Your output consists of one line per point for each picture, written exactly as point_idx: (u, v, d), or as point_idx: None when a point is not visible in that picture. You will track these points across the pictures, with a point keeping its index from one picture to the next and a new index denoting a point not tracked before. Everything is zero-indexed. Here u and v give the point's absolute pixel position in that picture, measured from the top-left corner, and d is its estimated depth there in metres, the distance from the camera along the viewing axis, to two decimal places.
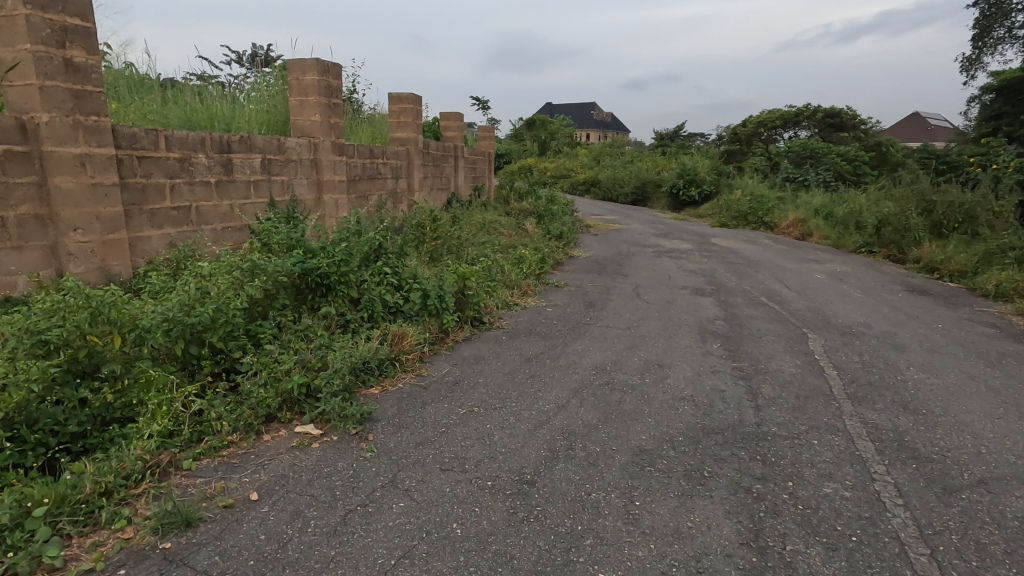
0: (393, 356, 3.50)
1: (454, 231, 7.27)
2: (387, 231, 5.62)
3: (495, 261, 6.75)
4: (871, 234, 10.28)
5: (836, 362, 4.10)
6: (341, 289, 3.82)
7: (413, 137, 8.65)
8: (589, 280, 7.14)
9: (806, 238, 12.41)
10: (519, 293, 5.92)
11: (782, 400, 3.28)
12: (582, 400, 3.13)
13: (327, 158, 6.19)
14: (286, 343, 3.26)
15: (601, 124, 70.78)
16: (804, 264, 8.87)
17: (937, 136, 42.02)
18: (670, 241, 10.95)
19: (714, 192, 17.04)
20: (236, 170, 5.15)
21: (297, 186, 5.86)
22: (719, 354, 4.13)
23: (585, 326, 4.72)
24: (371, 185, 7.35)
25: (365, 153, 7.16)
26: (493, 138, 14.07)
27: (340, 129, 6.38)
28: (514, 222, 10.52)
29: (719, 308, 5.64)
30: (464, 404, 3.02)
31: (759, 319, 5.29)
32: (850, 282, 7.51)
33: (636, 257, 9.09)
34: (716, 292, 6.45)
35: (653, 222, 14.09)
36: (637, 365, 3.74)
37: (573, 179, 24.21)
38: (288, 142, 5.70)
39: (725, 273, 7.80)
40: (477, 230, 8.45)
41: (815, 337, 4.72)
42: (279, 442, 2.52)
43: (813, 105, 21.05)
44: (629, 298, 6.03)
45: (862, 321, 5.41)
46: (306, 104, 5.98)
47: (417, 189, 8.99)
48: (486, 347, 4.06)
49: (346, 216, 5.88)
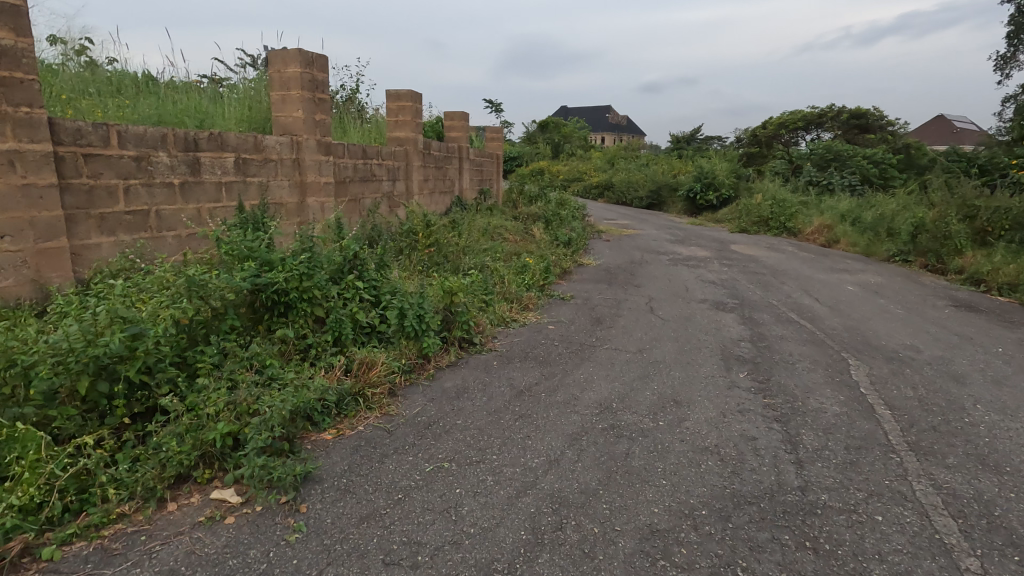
0: (356, 391, 2.94)
1: (452, 238, 6.71)
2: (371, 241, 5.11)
3: (494, 270, 6.18)
4: (906, 242, 9.52)
5: (888, 398, 3.46)
6: (302, 307, 3.28)
7: (412, 137, 8.13)
8: (598, 292, 6.55)
9: (832, 245, 11.65)
10: (519, 307, 5.33)
11: (830, 453, 2.66)
12: (580, 452, 2.54)
13: (311, 158, 5.69)
14: (226, 375, 2.73)
15: (616, 127, 70.10)
16: (834, 274, 8.16)
17: (964, 138, 40.64)
18: (687, 248, 10.30)
19: (733, 196, 16.32)
20: (204, 171, 4.65)
21: (276, 188, 5.38)
22: (746, 386, 3.52)
23: (590, 349, 4.14)
24: (364, 188, 6.86)
25: (356, 153, 6.65)
26: (501, 140, 13.53)
27: (327, 127, 5.87)
28: (521, 227, 9.96)
29: (743, 327, 5.01)
30: (432, 456, 2.44)
31: (790, 340, 4.65)
32: (888, 296, 6.81)
33: (650, 266, 8.47)
34: (739, 307, 5.81)
35: (668, 228, 13.41)
36: (649, 402, 3.14)
37: (586, 183, 23.57)
38: (265, 140, 5.21)
39: (748, 284, 7.15)
40: (478, 236, 7.89)
41: (858, 365, 4.07)
42: (186, 514, 1.97)
43: (837, 106, 20.20)
44: (642, 313, 5.41)
45: (910, 344, 4.73)
46: (288, 99, 5.49)
47: (416, 192, 8.47)
48: (472, 375, 3.48)
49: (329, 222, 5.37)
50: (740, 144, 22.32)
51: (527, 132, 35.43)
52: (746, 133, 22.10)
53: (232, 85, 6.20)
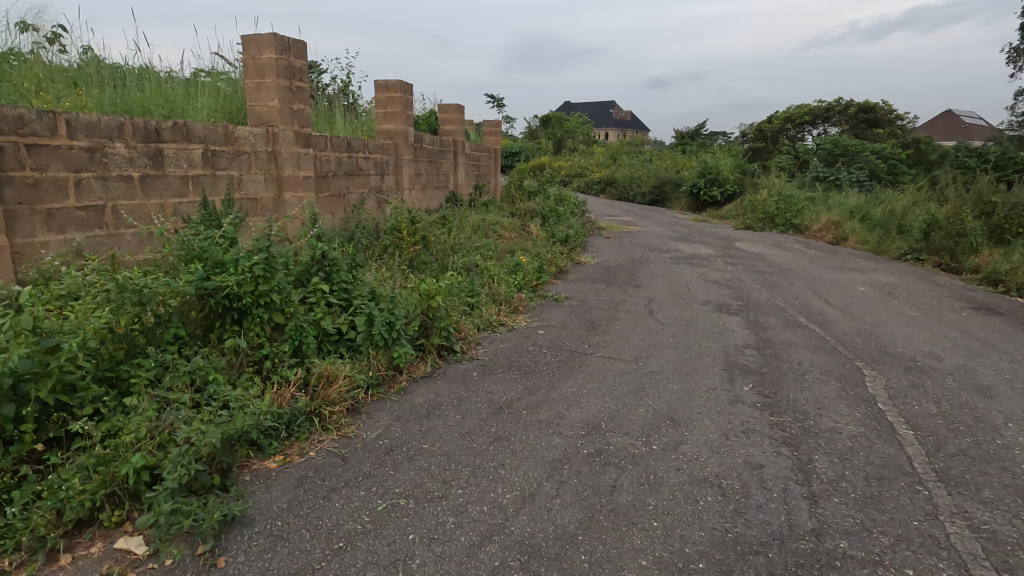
0: (312, 410, 2.62)
1: (440, 236, 6.38)
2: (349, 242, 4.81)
3: (484, 270, 5.85)
4: (918, 240, 9.12)
5: (909, 416, 3.11)
6: (258, 313, 2.95)
7: (403, 129, 7.79)
8: (595, 292, 6.21)
9: (840, 243, 11.25)
10: (507, 310, 5.00)
11: (848, 484, 2.32)
12: (559, 485, 2.21)
13: (288, 150, 5.37)
14: (161, 394, 2.41)
15: (619, 123, 69.60)
16: (843, 274, 7.79)
17: (973, 134, 39.94)
18: (689, 246, 9.93)
19: (737, 192, 15.94)
20: (166, 163, 4.33)
21: (250, 182, 5.05)
22: (751, 401, 3.17)
23: (581, 358, 3.80)
24: (349, 183, 6.54)
25: (340, 146, 6.33)
26: (500, 134, 13.18)
27: (306, 118, 5.54)
28: (517, 223, 9.62)
29: (748, 332, 4.66)
30: (387, 490, 2.11)
31: (799, 347, 4.30)
32: (901, 297, 6.44)
33: (651, 264, 8.12)
34: (744, 310, 5.46)
35: (671, 224, 13.03)
36: (642, 422, 2.80)
37: (588, 178, 23.16)
38: (237, 130, 4.88)
39: (753, 284, 6.79)
40: (471, 233, 7.55)
41: (874, 376, 3.72)
42: (80, 570, 1.67)
43: (845, 100, 19.73)
44: (639, 317, 5.07)
45: (930, 351, 4.36)
46: (263, 87, 5.15)
47: (407, 187, 8.13)
48: (446, 389, 3.16)
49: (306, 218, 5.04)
50: (745, 139, 21.87)
51: (529, 127, 34.99)
52: (751, 128, 21.65)
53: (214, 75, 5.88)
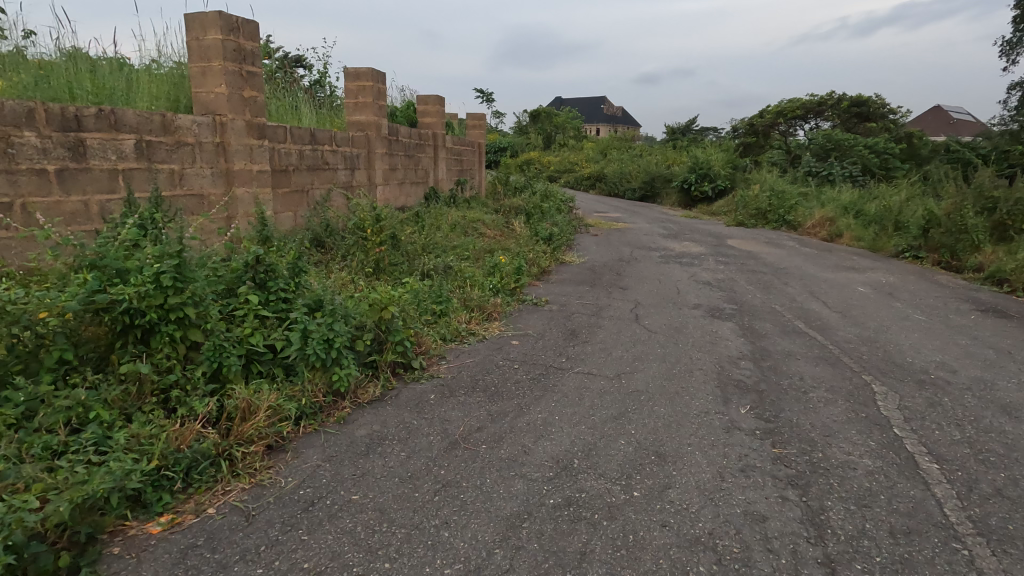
0: (220, 451, 2.16)
1: (410, 237, 5.92)
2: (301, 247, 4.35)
3: (456, 273, 5.39)
4: (917, 237, 8.77)
5: (932, 445, 2.69)
6: (166, 332, 2.48)
7: (374, 121, 7.30)
8: (578, 295, 5.78)
9: (835, 240, 10.88)
10: (480, 316, 4.54)
11: (870, 543, 1.90)
12: (515, 553, 1.77)
13: (239, 142, 4.86)
14: (24, 437, 1.96)
15: (610, 118, 69.17)
16: (840, 273, 7.40)
17: (962, 129, 39.90)
18: (679, 243, 9.51)
19: (729, 187, 15.55)
20: (90, 155, 3.83)
21: (194, 177, 4.56)
22: (749, 428, 2.74)
23: (556, 375, 3.36)
24: (313, 178, 6.05)
25: (302, 138, 5.84)
26: (484, 127, 12.71)
27: (259, 105, 5.02)
28: (500, 221, 9.16)
29: (743, 341, 4.24)
30: (294, 566, 1.67)
31: (800, 358, 3.89)
32: (903, 299, 6.06)
33: (639, 263, 7.70)
34: (738, 314, 5.04)
35: (661, 221, 12.59)
36: (622, 460, 2.36)
37: (577, 174, 22.67)
38: (177, 118, 4.37)
39: (747, 285, 6.39)
40: (447, 232, 7.08)
41: (885, 393, 3.31)
42: None
43: (837, 94, 19.39)
44: (625, 324, 4.64)
45: (943, 362, 3.96)
46: (208, 71, 4.64)
47: (380, 182, 7.63)
48: (393, 417, 2.71)
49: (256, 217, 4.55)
50: (736, 134, 21.46)
51: (517, 122, 34.43)
52: (742, 122, 21.24)
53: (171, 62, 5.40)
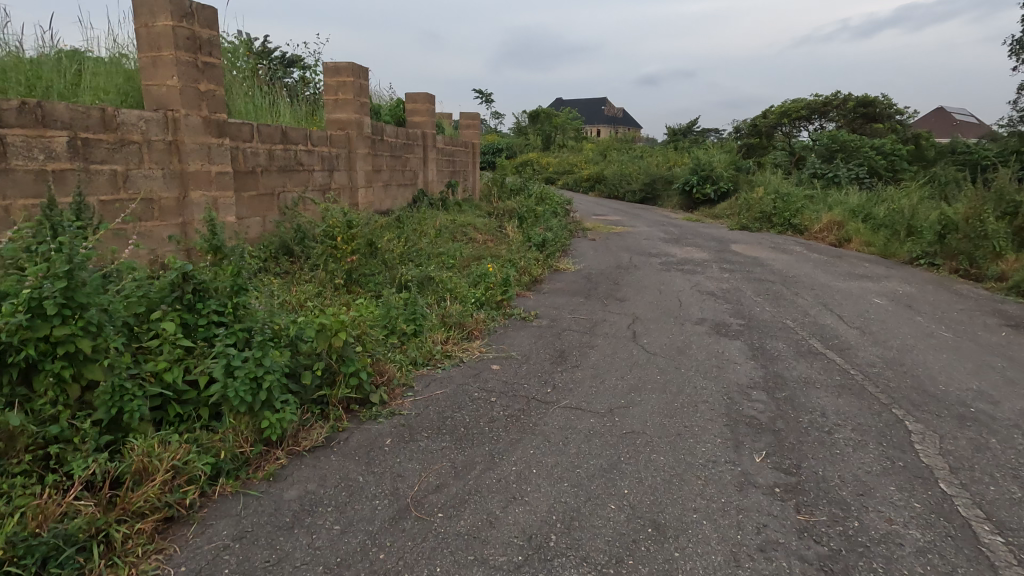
0: (93, 532, 1.70)
1: (388, 244, 5.46)
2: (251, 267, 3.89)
3: (437, 284, 4.93)
4: (932, 242, 8.30)
5: (988, 507, 2.22)
6: (52, 372, 2.01)
7: (355, 119, 6.82)
8: (571, 307, 5.32)
9: (844, 245, 10.41)
10: (458, 334, 4.07)
11: None
12: None
13: (193, 140, 4.38)
14: None
15: (611, 120, 68.75)
16: (853, 282, 6.93)
17: (967, 130, 39.37)
18: (681, 249, 9.03)
19: (732, 189, 15.08)
20: (11, 155, 3.38)
21: (141, 179, 4.10)
22: (766, 485, 2.28)
23: (540, 411, 2.90)
24: (284, 180, 5.58)
25: (271, 136, 5.37)
26: (478, 127, 12.29)
27: (219, 100, 4.55)
28: (492, 225, 8.71)
29: (753, 365, 3.77)
30: None
31: (819, 387, 3.41)
32: (924, 312, 5.59)
33: (638, 270, 7.24)
34: (747, 332, 4.57)
35: (662, 224, 12.13)
36: (611, 536, 1.90)
37: (576, 175, 22.20)
38: (119, 114, 3.91)
39: (754, 296, 5.92)
40: (432, 238, 6.62)
41: (923, 433, 2.84)
42: None
43: (843, 94, 18.92)
44: (620, 343, 4.17)
45: (982, 391, 3.48)
46: (159, 62, 4.18)
47: (363, 183, 7.16)
48: (335, 470, 2.24)
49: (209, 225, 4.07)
50: (738, 135, 20.97)
51: (517, 123, 33.98)
52: (744, 123, 20.74)
53: (131, 52, 4.94)
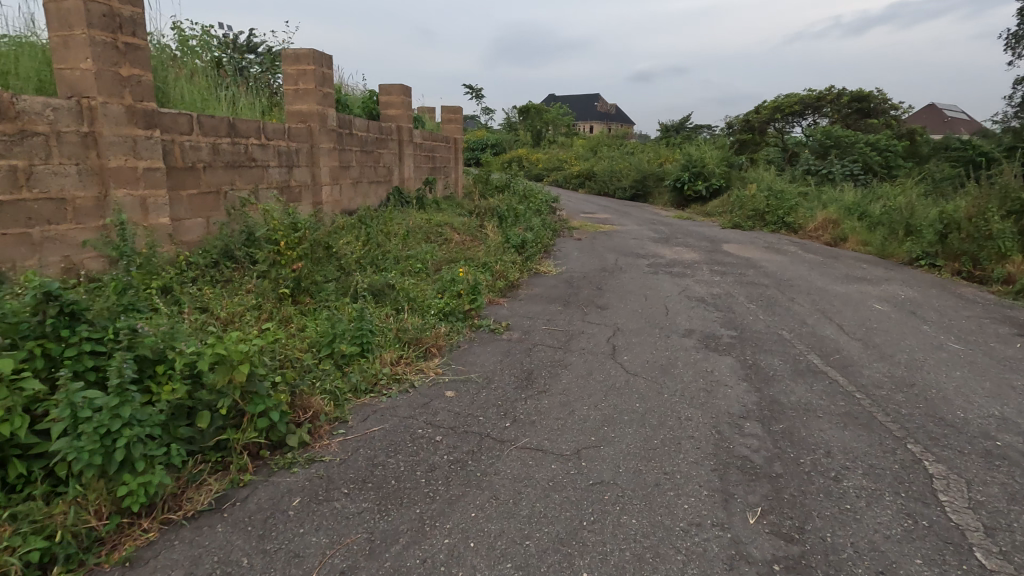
0: None
1: (345, 249, 4.98)
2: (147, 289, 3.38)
3: (397, 292, 4.45)
4: (933, 242, 7.89)
5: None
6: None
7: (317, 111, 6.27)
8: (547, 317, 4.84)
9: (839, 244, 10.00)
10: (413, 352, 3.59)
11: None
12: None
13: (113, 131, 3.84)
14: None
15: (603, 115, 68.27)
16: (852, 286, 6.50)
17: (959, 126, 39.18)
18: (670, 249, 8.58)
19: (724, 186, 14.68)
20: None
21: (48, 176, 3.58)
22: (763, 560, 1.82)
23: (492, 454, 2.42)
24: (231, 177, 5.07)
25: (216, 128, 4.85)
26: (460, 122, 11.77)
27: (146, 87, 4.02)
28: (471, 224, 8.22)
29: (746, 389, 3.31)
30: None
31: (822, 416, 2.96)
32: (930, 320, 5.16)
33: (623, 273, 6.79)
34: (739, 346, 4.11)
35: (652, 223, 11.67)
36: None
37: (566, 171, 21.73)
38: (17, 101, 3.41)
39: (747, 302, 5.48)
40: (401, 240, 6.13)
41: (948, 479, 2.39)
42: None
43: (837, 88, 18.53)
44: (597, 360, 3.70)
45: (1007, 420, 3.03)
46: (70, 42, 3.65)
47: (328, 181, 6.66)
48: (215, 549, 1.76)
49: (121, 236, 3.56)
50: (730, 131, 20.54)
51: (507, 118, 33.44)
52: (737, 119, 20.34)
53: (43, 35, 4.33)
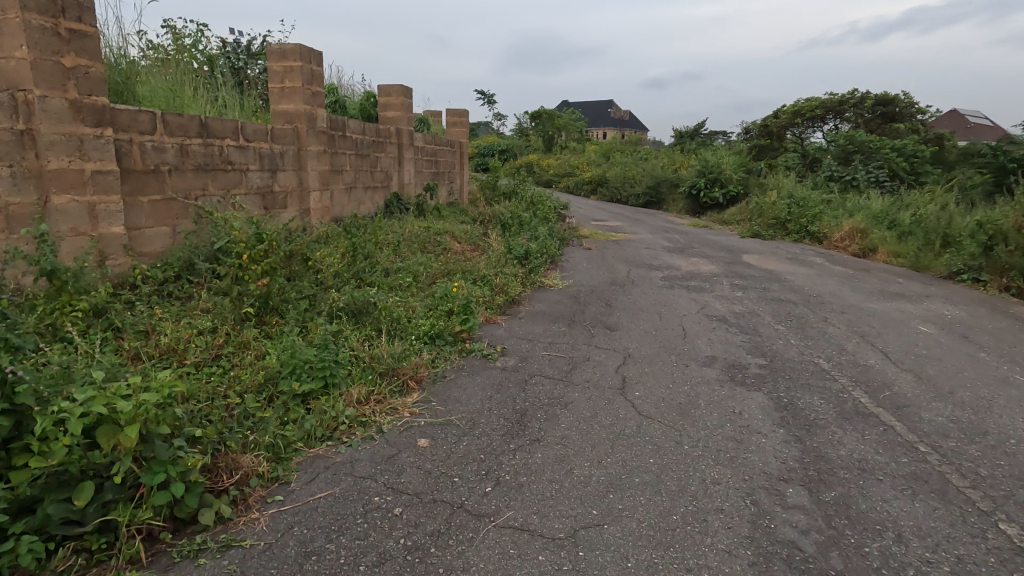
0: None
1: (325, 262, 4.48)
2: (75, 314, 2.91)
3: (377, 312, 3.92)
4: (976, 255, 7.21)
5: None
6: None
7: (305, 111, 5.81)
8: (548, 339, 4.29)
9: (868, 255, 9.33)
10: (388, 387, 3.07)
11: None
12: None
13: (55, 130, 3.37)
14: None
15: (617, 122, 67.72)
16: (890, 303, 5.86)
17: (985, 133, 37.98)
18: (687, 261, 7.98)
19: (741, 193, 14.04)
20: None
21: None
22: None
23: (465, 539, 1.88)
24: (202, 181, 4.60)
25: (184, 127, 4.39)
26: (466, 125, 11.30)
27: (95, 80, 3.55)
28: (473, 233, 7.71)
29: (784, 438, 2.73)
30: None
31: (882, 480, 2.38)
32: (987, 345, 4.53)
33: (636, 287, 6.22)
34: (771, 379, 3.52)
35: (666, 231, 11.08)
36: None
37: (578, 178, 21.19)
38: None
39: (775, 323, 4.88)
40: (391, 251, 5.63)
41: None
42: None
43: (860, 92, 17.77)
44: (603, 398, 3.14)
45: None
46: (4, 27, 3.20)
47: (317, 186, 6.19)
48: None
49: (52, 251, 3.07)
50: (748, 137, 19.87)
51: (519, 124, 33.01)
52: (755, 124, 19.68)
53: None
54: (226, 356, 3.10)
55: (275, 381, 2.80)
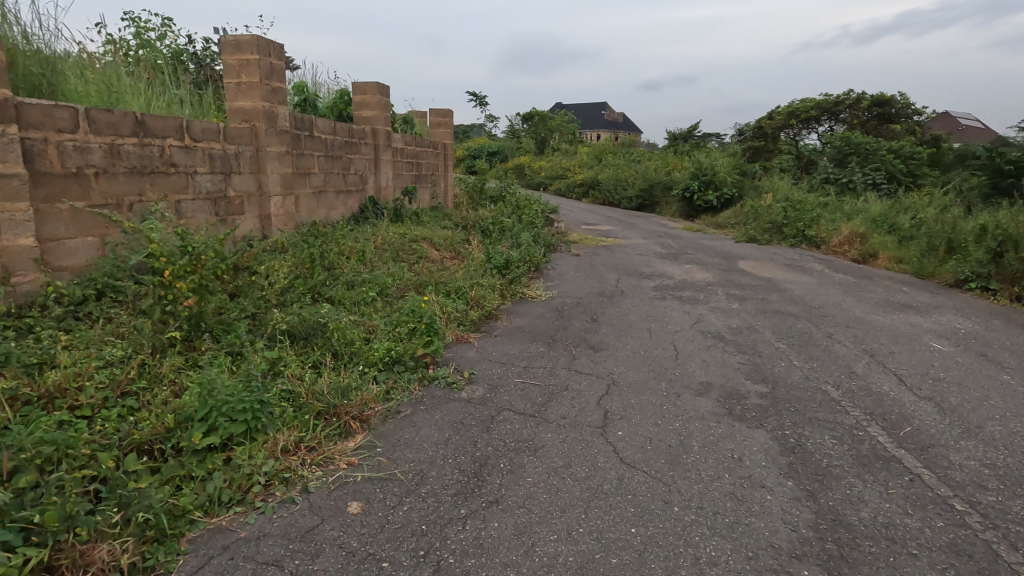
0: None
1: (273, 275, 3.99)
2: None
3: (326, 333, 3.44)
4: (984, 262, 6.78)
5: None
6: None
7: (263, 108, 5.31)
8: (524, 362, 3.82)
9: (868, 261, 8.91)
10: (325, 430, 2.59)
11: None
12: None
13: None
14: None
15: (611, 124, 67.45)
16: (899, 316, 5.42)
17: (978, 135, 37.83)
18: (680, 268, 7.54)
19: (735, 196, 13.66)
20: None
21: None
22: None
23: None
24: (137, 185, 4.11)
25: (115, 124, 3.89)
26: (450, 126, 10.83)
27: None
28: (453, 239, 7.23)
29: (795, 495, 2.27)
30: None
31: (918, 556, 1.92)
32: (1010, 365, 4.09)
33: (624, 298, 5.77)
34: (774, 413, 3.06)
35: (658, 236, 10.64)
36: None
37: (569, 180, 20.76)
38: None
39: (776, 341, 4.43)
40: (357, 260, 5.14)
41: None
42: None
43: (855, 93, 17.42)
44: (580, 440, 2.67)
45: None
46: None
47: (279, 190, 5.69)
48: None
49: None
50: (742, 138, 19.48)
51: (511, 125, 32.56)
52: (749, 125, 19.27)
53: None
54: (134, 395, 2.62)
55: (184, 426, 2.31)
